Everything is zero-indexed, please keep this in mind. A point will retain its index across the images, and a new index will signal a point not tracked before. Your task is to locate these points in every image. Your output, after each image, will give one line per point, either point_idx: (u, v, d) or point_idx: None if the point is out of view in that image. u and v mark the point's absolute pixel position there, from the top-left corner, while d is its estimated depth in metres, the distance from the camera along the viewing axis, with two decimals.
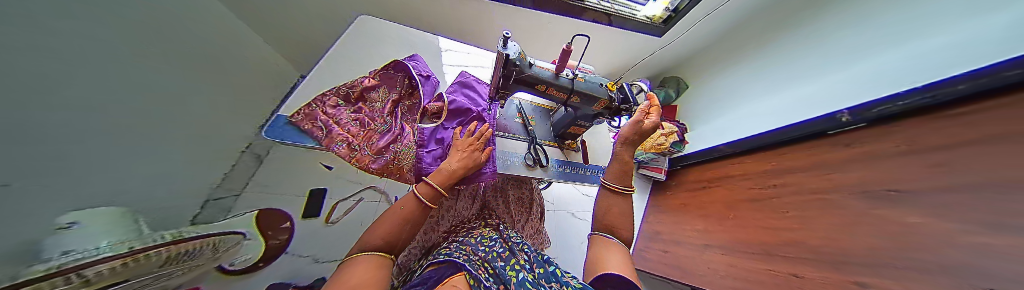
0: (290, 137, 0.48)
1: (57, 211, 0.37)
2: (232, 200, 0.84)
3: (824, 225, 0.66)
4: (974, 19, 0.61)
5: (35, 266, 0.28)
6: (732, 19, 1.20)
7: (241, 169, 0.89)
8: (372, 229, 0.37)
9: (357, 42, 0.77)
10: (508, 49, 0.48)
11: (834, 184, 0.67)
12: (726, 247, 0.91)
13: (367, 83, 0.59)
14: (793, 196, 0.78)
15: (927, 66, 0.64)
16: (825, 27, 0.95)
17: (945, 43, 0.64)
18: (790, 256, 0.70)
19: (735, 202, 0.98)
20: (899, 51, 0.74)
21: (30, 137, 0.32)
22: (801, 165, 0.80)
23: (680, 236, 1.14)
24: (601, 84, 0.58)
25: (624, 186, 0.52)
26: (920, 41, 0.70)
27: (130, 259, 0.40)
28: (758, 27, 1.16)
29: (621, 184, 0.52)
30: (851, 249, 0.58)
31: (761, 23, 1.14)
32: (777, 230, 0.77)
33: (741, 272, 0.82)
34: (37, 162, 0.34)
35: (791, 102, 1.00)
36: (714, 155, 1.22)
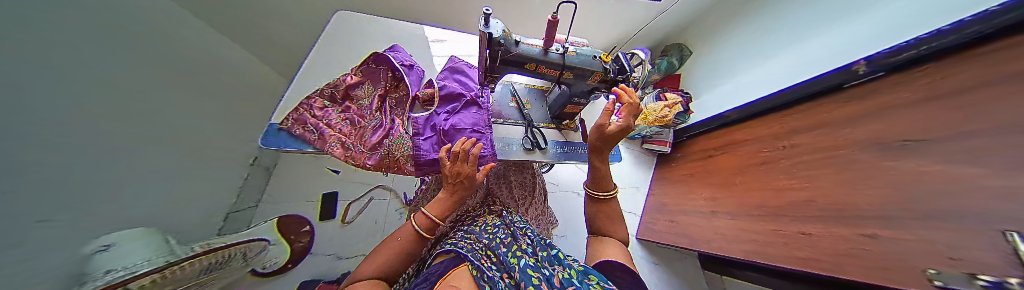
0: (286, 144, 0.48)
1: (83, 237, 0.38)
2: (251, 212, 0.90)
3: (835, 182, 0.64)
4: None
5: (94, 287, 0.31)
6: None
7: (254, 181, 0.92)
8: (365, 263, 0.37)
9: (339, 39, 0.75)
10: (490, 28, 0.45)
11: (848, 139, 0.64)
12: (734, 212, 0.92)
13: (351, 80, 0.59)
14: (800, 156, 0.76)
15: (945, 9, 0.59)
16: None
17: None
18: (799, 215, 0.70)
19: (742, 168, 0.96)
20: None
21: None
22: (806, 125, 0.78)
23: (687, 206, 1.14)
24: (594, 56, 0.55)
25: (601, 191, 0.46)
26: None
27: (169, 271, 0.43)
28: None
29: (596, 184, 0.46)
30: (856, 203, 0.57)
31: None
32: (785, 192, 0.77)
33: (748, 235, 0.83)
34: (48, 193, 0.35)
35: (799, 58, 0.95)
36: (718, 123, 1.19)
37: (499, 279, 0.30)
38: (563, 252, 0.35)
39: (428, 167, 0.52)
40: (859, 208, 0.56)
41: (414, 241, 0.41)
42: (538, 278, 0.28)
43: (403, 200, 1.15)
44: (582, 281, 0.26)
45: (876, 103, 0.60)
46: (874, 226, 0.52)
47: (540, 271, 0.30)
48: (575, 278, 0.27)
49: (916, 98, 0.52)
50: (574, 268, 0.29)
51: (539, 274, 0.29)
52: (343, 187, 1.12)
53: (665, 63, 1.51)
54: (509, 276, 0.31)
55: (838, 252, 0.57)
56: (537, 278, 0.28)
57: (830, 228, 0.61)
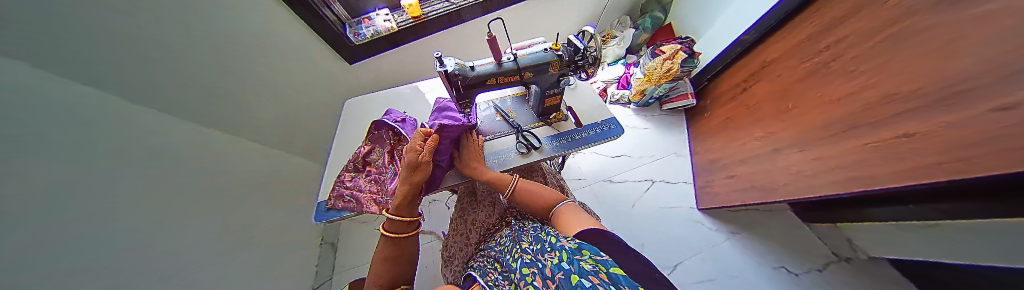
0: (334, 217, 0.58)
1: None
2: (327, 286, 1.03)
3: (906, 65, 0.51)
4: None
5: None
6: None
7: (326, 259, 1.07)
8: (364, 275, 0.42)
9: (354, 119, 0.89)
10: (445, 65, 0.51)
11: (904, 9, 0.51)
12: (799, 143, 0.77)
13: (364, 150, 0.68)
14: (854, 49, 0.62)
15: None
16: None
17: None
18: (878, 120, 0.56)
19: (789, 87, 0.82)
20: None
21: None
22: (844, 13, 0.65)
23: (742, 154, 0.98)
24: (545, 50, 0.57)
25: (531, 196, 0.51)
26: None
27: None
28: None
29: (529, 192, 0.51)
30: (938, 81, 0.44)
31: None
32: (849, 97, 0.63)
33: (827, 163, 0.68)
34: None
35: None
36: (739, 50, 1.05)
37: (501, 285, 0.31)
38: (558, 237, 0.35)
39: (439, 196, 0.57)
40: (944, 86, 0.44)
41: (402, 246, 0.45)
42: (534, 275, 0.29)
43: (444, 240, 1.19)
44: (571, 260, 0.26)
45: None
46: (970, 103, 0.40)
47: (535, 265, 0.31)
48: (564, 261, 0.27)
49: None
50: (566, 249, 0.29)
51: (536, 269, 0.30)
52: None
53: (649, 20, 1.46)
54: (511, 281, 0.32)
55: (943, 148, 0.44)
56: (532, 275, 0.29)
57: (920, 118, 0.48)
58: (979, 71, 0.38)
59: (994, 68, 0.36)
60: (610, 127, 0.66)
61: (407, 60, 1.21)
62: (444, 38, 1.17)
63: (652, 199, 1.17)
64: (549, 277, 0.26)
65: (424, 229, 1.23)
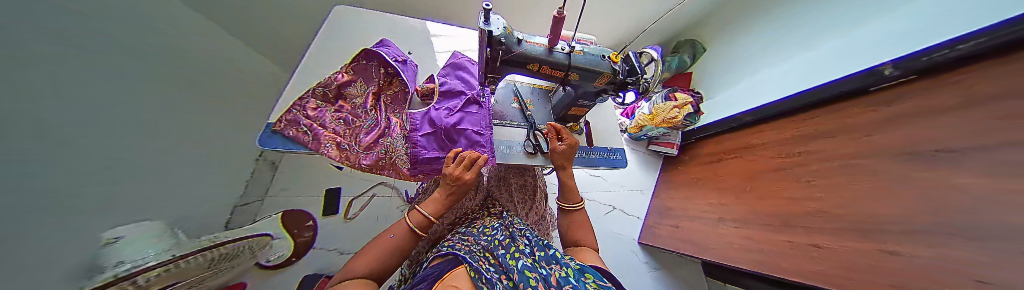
0: (282, 146, 0.49)
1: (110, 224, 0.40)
2: (257, 205, 0.90)
3: (854, 192, 0.60)
4: None
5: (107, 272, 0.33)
6: None
7: (260, 176, 0.92)
8: (349, 265, 0.37)
9: (337, 33, 0.72)
10: (491, 26, 0.42)
11: (871, 147, 0.60)
12: (742, 221, 0.89)
13: (342, 79, 0.56)
14: (822, 162, 0.71)
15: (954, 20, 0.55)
16: None
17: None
18: (812, 227, 0.67)
19: (757, 173, 0.92)
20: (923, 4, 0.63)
21: (72, 161, 0.33)
22: (826, 130, 0.73)
23: (692, 212, 1.12)
24: (603, 56, 0.52)
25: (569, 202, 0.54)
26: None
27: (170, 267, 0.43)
28: None
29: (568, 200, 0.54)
30: (878, 215, 0.54)
31: None
32: (798, 199, 0.74)
33: (757, 244, 0.81)
34: (87, 181, 0.36)
35: (813, 61, 0.89)
36: (730, 125, 1.13)
37: (496, 279, 0.29)
38: (561, 253, 0.36)
39: (426, 165, 0.52)
40: (878, 220, 0.54)
41: (409, 237, 0.42)
42: (536, 279, 0.28)
43: (405, 197, 1.15)
44: (579, 279, 0.27)
45: (907, 106, 0.55)
46: (899, 242, 0.49)
47: (537, 271, 0.30)
48: (572, 277, 0.28)
49: (947, 102, 0.48)
50: (572, 268, 0.30)
51: (537, 274, 0.29)
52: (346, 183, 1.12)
53: (676, 61, 1.42)
54: (506, 277, 0.30)
55: (854, 268, 0.55)
56: (534, 279, 0.28)
57: (847, 241, 0.59)
58: (916, 222, 0.48)
59: (935, 225, 0.44)
60: (617, 157, 0.69)
61: None
62: None
63: (607, 224, 1.28)
64: (555, 285, 0.26)
65: (385, 180, 1.16)
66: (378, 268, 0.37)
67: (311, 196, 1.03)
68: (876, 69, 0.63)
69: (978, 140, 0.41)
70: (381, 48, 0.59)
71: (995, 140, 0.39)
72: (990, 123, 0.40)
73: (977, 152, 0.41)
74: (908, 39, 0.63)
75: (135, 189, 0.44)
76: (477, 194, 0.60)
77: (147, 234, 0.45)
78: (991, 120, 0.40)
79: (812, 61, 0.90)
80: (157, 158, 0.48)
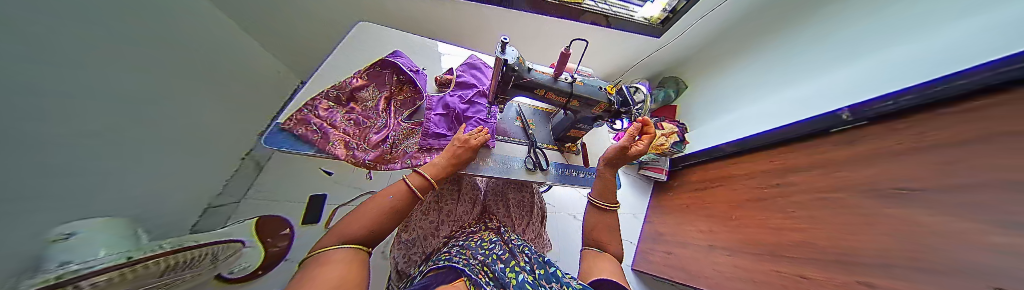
0: (289, 146, 0.47)
1: (34, 229, 0.34)
2: (232, 208, 0.84)
3: (834, 224, 0.64)
4: (965, 20, 0.60)
5: (42, 275, 0.28)
6: (730, 20, 1.21)
7: (239, 179, 0.89)
8: (341, 224, 0.34)
9: (360, 43, 0.77)
10: (507, 54, 0.47)
11: (844, 183, 0.65)
12: (731, 248, 0.92)
13: (356, 83, 0.60)
14: (799, 195, 0.76)
15: (927, 64, 0.62)
16: (829, 23, 0.91)
17: (944, 43, 0.61)
18: (799, 257, 0.69)
19: (743, 203, 0.96)
20: (893, 54, 0.73)
21: None
22: (806, 164, 0.78)
23: (685, 238, 1.14)
24: (600, 87, 0.58)
25: (608, 204, 0.54)
26: (913, 43, 0.69)
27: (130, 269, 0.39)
28: (759, 26, 1.13)
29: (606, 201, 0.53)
30: (863, 249, 0.56)
31: (762, 21, 1.11)
32: (785, 230, 0.76)
33: (746, 273, 0.82)
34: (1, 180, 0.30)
35: (781, 102, 1.02)
36: (713, 155, 1.22)
37: None
38: (560, 270, 0.36)
39: (435, 139, 0.58)
40: (863, 255, 0.55)
41: (404, 202, 0.40)
42: None
43: None
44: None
45: (867, 147, 0.62)
46: (889, 279, 0.50)
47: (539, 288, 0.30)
48: None
49: (906, 145, 0.54)
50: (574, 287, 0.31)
51: None
52: (331, 189, 1.08)
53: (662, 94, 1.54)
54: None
55: None
56: None
57: (834, 274, 0.59)
58: (902, 258, 0.49)
59: (919, 261, 0.46)
60: None
61: (444, 13, 1.16)
62: (490, 13, 1.16)
63: None
64: None
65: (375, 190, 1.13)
66: (373, 231, 0.35)
67: (294, 202, 0.98)
68: (833, 114, 0.73)
69: (950, 181, 0.44)
70: (395, 58, 0.67)
71: (965, 182, 0.42)
72: (962, 165, 0.43)
73: (946, 192, 0.45)
74: (877, 82, 0.71)
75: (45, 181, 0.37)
76: (474, 206, 0.59)
77: (99, 233, 0.40)
78: (957, 163, 0.44)
79: (781, 101, 1.02)
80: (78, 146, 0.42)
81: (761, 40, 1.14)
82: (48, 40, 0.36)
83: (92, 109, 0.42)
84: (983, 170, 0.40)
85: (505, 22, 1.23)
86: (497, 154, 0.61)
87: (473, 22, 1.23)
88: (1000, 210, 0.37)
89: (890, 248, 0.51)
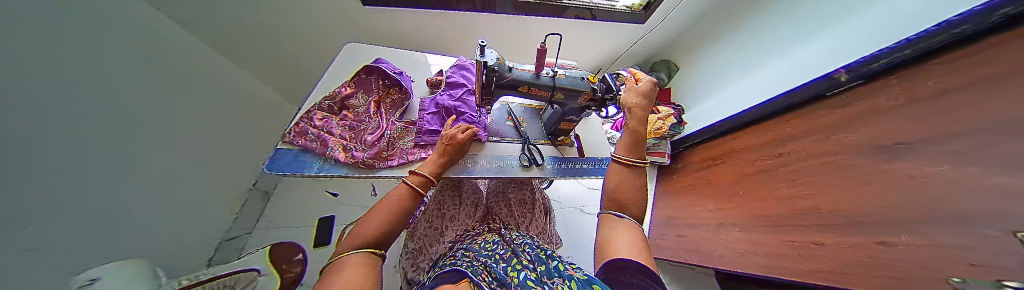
0: (288, 170, 0.48)
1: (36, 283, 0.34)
2: (244, 239, 0.90)
3: (839, 186, 0.63)
4: None
5: None
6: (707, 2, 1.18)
7: (251, 204, 0.95)
8: (355, 230, 0.36)
9: (352, 55, 0.79)
10: (486, 57, 0.49)
11: (843, 145, 0.64)
12: (741, 224, 0.91)
13: (345, 91, 0.62)
14: (800, 163, 0.76)
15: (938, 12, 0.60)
16: None
17: None
18: (808, 224, 0.68)
19: (746, 176, 0.95)
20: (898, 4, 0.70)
21: None
22: (804, 130, 0.77)
23: (694, 219, 1.13)
24: (582, 78, 0.59)
25: (635, 159, 0.45)
26: None
27: None
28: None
29: (633, 156, 0.45)
30: (868, 209, 0.55)
31: None
32: (790, 199, 0.75)
33: (758, 246, 0.81)
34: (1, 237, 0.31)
35: (788, 66, 0.99)
36: (714, 132, 1.21)
37: None
38: (563, 265, 0.36)
39: (429, 136, 0.61)
40: (870, 216, 0.55)
41: (412, 201, 0.42)
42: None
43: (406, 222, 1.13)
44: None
45: (862, 106, 0.62)
46: (894, 236, 0.49)
47: (540, 285, 0.30)
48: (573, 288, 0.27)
49: (901, 100, 0.53)
50: (575, 278, 0.30)
51: (540, 287, 0.29)
52: (338, 210, 1.10)
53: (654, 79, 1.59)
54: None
55: (854, 263, 0.55)
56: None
57: (847, 237, 0.58)
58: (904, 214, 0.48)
59: (925, 215, 0.45)
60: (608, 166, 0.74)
61: (429, 26, 1.19)
62: (474, 21, 1.19)
63: None
64: None
65: None
66: (384, 232, 0.36)
67: (301, 226, 1.01)
68: (833, 76, 0.71)
69: (941, 131, 0.44)
70: (380, 64, 0.69)
71: (955, 128, 0.41)
72: (952, 112, 0.43)
73: (939, 141, 0.44)
74: (887, 35, 0.70)
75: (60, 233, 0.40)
76: (478, 210, 0.60)
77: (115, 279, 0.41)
78: (950, 111, 0.43)
79: (788, 65, 1.00)
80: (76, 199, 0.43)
81: (748, 9, 1.11)
82: (28, 99, 0.37)
83: (73, 160, 0.42)
84: (967, 115, 0.40)
85: (489, 28, 1.25)
86: (489, 154, 0.61)
87: (457, 31, 1.26)
88: (987, 152, 0.36)
89: (895, 204, 0.50)
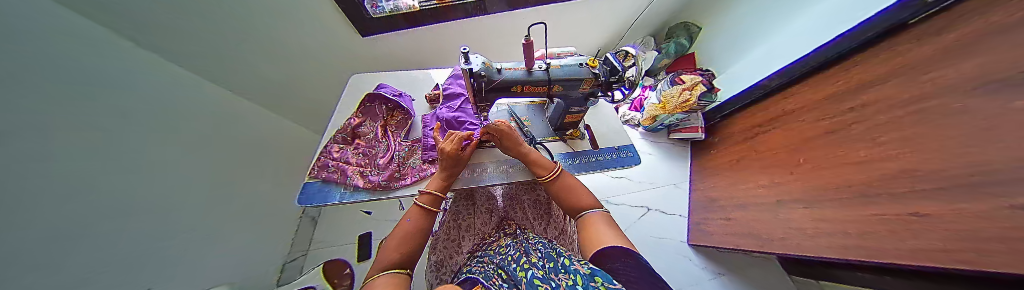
0: (315, 201, 0.52)
1: None
2: (302, 259, 1.10)
3: (933, 142, 0.48)
4: None
5: None
6: None
7: (303, 232, 1.14)
8: (381, 254, 0.39)
9: (358, 85, 0.82)
10: (471, 64, 0.47)
11: (935, 87, 0.48)
12: (806, 199, 0.78)
13: (354, 122, 0.66)
14: (881, 115, 0.59)
15: None
16: None
17: None
18: (897, 192, 0.55)
19: (806, 142, 0.80)
20: None
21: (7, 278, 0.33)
22: (880, 75, 0.61)
23: (742, 198, 1.01)
24: (581, 64, 0.54)
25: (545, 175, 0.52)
26: None
27: None
28: None
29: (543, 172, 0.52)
30: (975, 165, 0.41)
31: None
32: (874, 161, 0.60)
33: (834, 225, 0.68)
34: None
35: (824, 17, 0.85)
36: (759, 94, 1.04)
37: None
38: (572, 259, 0.32)
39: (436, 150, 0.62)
40: (972, 172, 0.41)
41: (424, 218, 0.45)
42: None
43: None
44: (585, 285, 0.23)
45: (964, 30, 0.45)
46: (998, 196, 0.37)
47: (546, 283, 0.27)
48: (578, 284, 0.24)
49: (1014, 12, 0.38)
50: (579, 273, 0.26)
51: (546, 285, 0.27)
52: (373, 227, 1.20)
53: (673, 46, 1.44)
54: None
55: (960, 237, 0.43)
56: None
57: (953, 205, 0.44)
58: (999, 166, 0.37)
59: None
60: (628, 154, 0.67)
61: (427, 41, 1.22)
62: (470, 28, 1.19)
63: (644, 228, 1.25)
64: None
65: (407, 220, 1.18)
66: (407, 253, 0.39)
67: (346, 244, 1.14)
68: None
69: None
70: (380, 89, 0.72)
71: None
72: None
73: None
74: None
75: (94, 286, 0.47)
76: (492, 216, 0.60)
77: None
78: None
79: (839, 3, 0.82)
80: (110, 258, 0.50)
81: None
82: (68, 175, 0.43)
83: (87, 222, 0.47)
84: None
85: (486, 32, 1.24)
86: (496, 161, 0.60)
87: (449, 42, 1.26)
88: None
89: (1003, 157, 0.37)
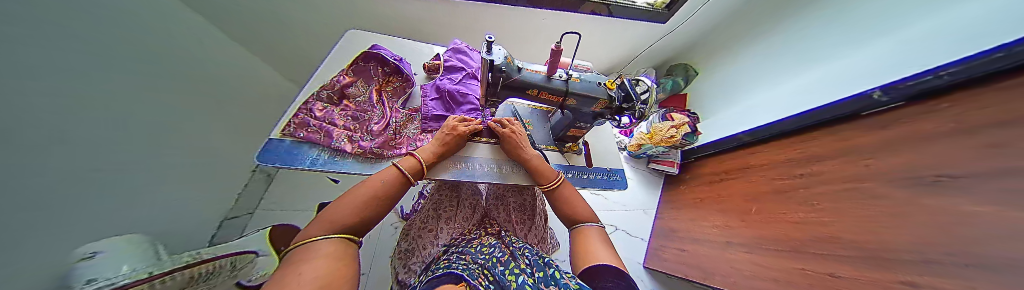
0: (280, 162, 0.46)
1: None
2: (246, 219, 0.96)
3: (860, 217, 0.57)
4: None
5: None
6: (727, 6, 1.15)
7: (253, 187, 1.00)
8: (326, 211, 0.32)
9: (349, 42, 0.73)
10: (492, 55, 0.45)
11: (873, 171, 0.57)
12: (748, 245, 0.88)
13: (344, 80, 0.60)
14: (824, 185, 0.69)
15: (942, 46, 0.56)
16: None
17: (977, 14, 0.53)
18: (825, 253, 0.63)
19: (760, 196, 0.90)
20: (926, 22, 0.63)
21: None
22: (828, 151, 0.71)
23: (699, 234, 1.11)
24: (599, 83, 0.55)
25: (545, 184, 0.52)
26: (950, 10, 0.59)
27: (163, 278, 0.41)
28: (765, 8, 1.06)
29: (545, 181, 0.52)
30: (884, 242, 0.51)
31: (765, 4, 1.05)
32: (807, 224, 0.70)
33: (768, 271, 0.78)
34: None
35: (800, 86, 0.95)
36: (731, 144, 1.14)
37: None
38: (560, 272, 0.32)
39: (434, 122, 0.61)
40: (883, 249, 0.51)
41: (399, 188, 0.40)
42: None
43: (399, 213, 1.12)
44: None
45: (901, 130, 0.54)
46: (907, 273, 0.45)
47: None
48: None
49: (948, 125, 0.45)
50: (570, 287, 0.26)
51: None
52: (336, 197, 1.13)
53: (670, 84, 1.50)
54: None
55: None
56: None
57: (861, 271, 0.54)
58: (909, 248, 0.46)
59: (949, 256, 0.39)
60: (617, 178, 0.70)
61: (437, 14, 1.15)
62: (497, 15, 1.17)
63: None
64: None
65: None
66: (363, 217, 0.33)
67: (302, 210, 1.06)
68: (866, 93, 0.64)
69: (972, 168, 0.38)
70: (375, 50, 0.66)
71: (995, 166, 0.35)
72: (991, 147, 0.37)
73: (977, 179, 0.37)
74: (886, 70, 0.66)
75: (52, 201, 0.42)
76: (475, 212, 0.59)
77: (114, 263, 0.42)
78: (988, 147, 0.37)
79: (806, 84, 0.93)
80: (80, 178, 0.47)
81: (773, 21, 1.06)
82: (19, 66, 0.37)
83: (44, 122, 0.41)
84: (1006, 154, 0.34)
85: (506, 22, 1.21)
86: (489, 157, 0.59)
87: (467, 23, 1.22)
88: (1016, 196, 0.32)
89: (925, 244, 0.43)
